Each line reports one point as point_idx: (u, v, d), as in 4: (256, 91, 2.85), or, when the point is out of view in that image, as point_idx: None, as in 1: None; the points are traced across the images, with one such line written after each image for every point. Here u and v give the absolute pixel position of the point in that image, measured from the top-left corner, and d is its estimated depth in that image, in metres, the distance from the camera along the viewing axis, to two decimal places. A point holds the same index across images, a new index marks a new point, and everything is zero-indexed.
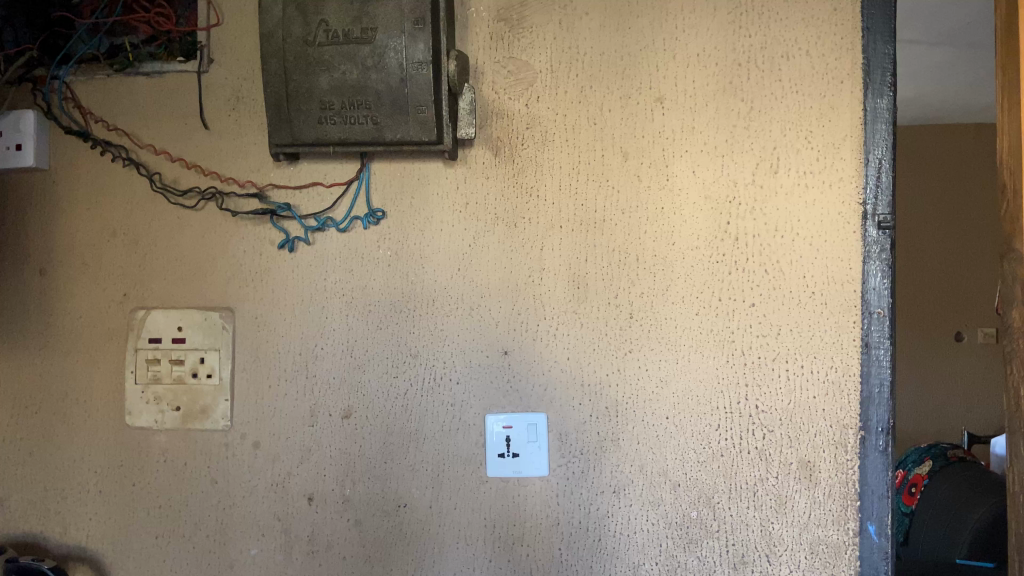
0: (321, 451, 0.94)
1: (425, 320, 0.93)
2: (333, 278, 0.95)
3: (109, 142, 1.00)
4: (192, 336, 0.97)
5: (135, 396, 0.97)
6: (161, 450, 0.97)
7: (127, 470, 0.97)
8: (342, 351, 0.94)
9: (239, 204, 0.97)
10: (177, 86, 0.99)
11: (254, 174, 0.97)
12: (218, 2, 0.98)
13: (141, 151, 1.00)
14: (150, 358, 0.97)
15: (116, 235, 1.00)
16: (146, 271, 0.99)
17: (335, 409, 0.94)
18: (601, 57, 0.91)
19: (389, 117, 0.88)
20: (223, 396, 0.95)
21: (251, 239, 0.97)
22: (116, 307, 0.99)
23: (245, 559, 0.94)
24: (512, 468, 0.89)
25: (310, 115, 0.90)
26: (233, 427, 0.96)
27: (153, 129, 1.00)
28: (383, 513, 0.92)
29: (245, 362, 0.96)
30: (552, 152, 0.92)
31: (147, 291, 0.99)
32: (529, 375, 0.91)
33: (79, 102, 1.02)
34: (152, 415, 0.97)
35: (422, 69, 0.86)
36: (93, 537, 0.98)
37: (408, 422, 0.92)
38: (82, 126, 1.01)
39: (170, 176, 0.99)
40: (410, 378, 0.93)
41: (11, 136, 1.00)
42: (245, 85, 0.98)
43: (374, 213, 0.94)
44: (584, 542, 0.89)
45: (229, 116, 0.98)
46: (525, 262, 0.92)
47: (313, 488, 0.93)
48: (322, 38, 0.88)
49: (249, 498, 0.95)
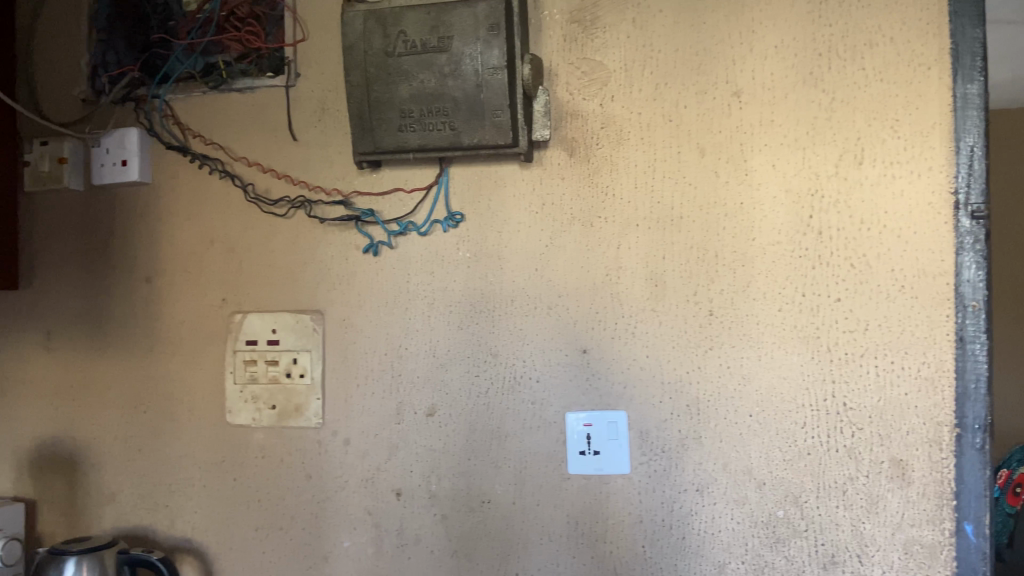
0: (408, 448, 0.97)
1: (505, 320, 0.95)
2: (416, 280, 0.98)
3: (206, 155, 1.06)
4: (285, 338, 1.02)
5: (235, 395, 1.03)
6: (258, 446, 1.02)
7: (228, 465, 1.03)
8: (426, 351, 0.97)
9: (325, 212, 1.02)
10: (266, 100, 1.05)
11: (339, 182, 1.01)
12: (304, 18, 1.03)
13: (235, 163, 1.05)
14: (247, 359, 1.03)
15: (214, 243, 1.06)
16: (241, 277, 1.05)
17: (420, 407, 0.97)
18: (676, 53, 0.91)
19: (466, 123, 0.90)
20: (315, 395, 1.00)
21: (338, 245, 1.01)
22: (215, 312, 1.05)
23: (339, 551, 0.98)
24: (594, 465, 0.90)
25: (391, 123, 0.93)
26: (325, 424, 1.00)
27: (246, 142, 1.05)
28: (468, 508, 0.94)
29: (334, 363, 1.00)
30: (628, 151, 0.92)
31: (244, 296, 1.04)
32: (609, 373, 0.91)
33: (178, 119, 1.08)
34: (250, 413, 1.02)
35: (497, 74, 0.88)
36: (198, 529, 1.04)
37: (491, 420, 0.94)
38: (181, 141, 1.08)
39: (262, 186, 1.04)
40: (492, 376, 0.95)
41: (117, 153, 1.07)
42: (330, 97, 1.02)
43: (453, 216, 0.97)
44: (667, 540, 0.89)
45: (315, 127, 1.02)
46: (602, 260, 0.92)
47: (400, 483, 0.97)
48: (402, 49, 0.90)
49: (341, 492, 0.99)
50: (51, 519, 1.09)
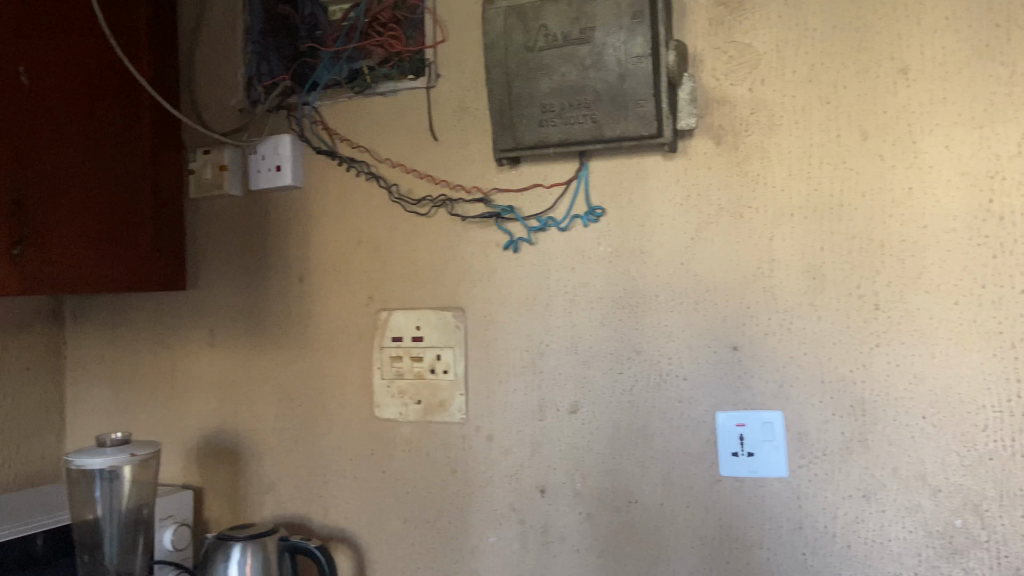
0: (551, 445, 0.96)
1: (649, 317, 0.92)
2: (557, 276, 0.97)
3: (352, 158, 1.10)
4: (429, 335, 1.04)
5: (382, 390, 1.06)
6: (405, 440, 1.05)
7: (377, 458, 1.06)
8: (569, 347, 0.96)
9: (466, 209, 1.03)
10: (408, 102, 1.07)
11: (479, 180, 1.02)
12: (444, 19, 1.04)
13: (379, 165, 1.08)
14: (394, 355, 1.05)
15: (360, 243, 1.09)
16: (387, 275, 1.07)
17: (563, 404, 0.96)
18: (833, 32, 0.85)
19: (609, 114, 0.89)
20: (458, 390, 1.01)
21: (479, 242, 1.02)
22: (362, 309, 1.09)
23: (485, 546, 0.99)
24: (748, 468, 0.87)
25: (532, 118, 0.93)
26: (468, 420, 1.01)
27: (389, 143, 1.08)
28: (615, 508, 0.93)
29: (477, 359, 1.01)
30: (781, 137, 0.87)
31: (389, 294, 1.07)
32: (762, 372, 0.87)
33: (326, 124, 1.12)
34: (397, 408, 1.05)
35: (641, 63, 0.86)
36: (350, 519, 1.07)
37: (635, 419, 0.92)
38: (330, 145, 1.12)
39: (405, 186, 1.07)
40: (636, 374, 0.93)
41: (272, 158, 1.12)
42: (470, 95, 1.03)
43: (594, 210, 0.95)
44: (830, 548, 0.83)
45: (456, 126, 1.04)
46: (754, 252, 0.88)
47: (544, 480, 0.96)
48: (543, 43, 0.90)
49: (486, 488, 0.99)
50: (218, 506, 1.16)
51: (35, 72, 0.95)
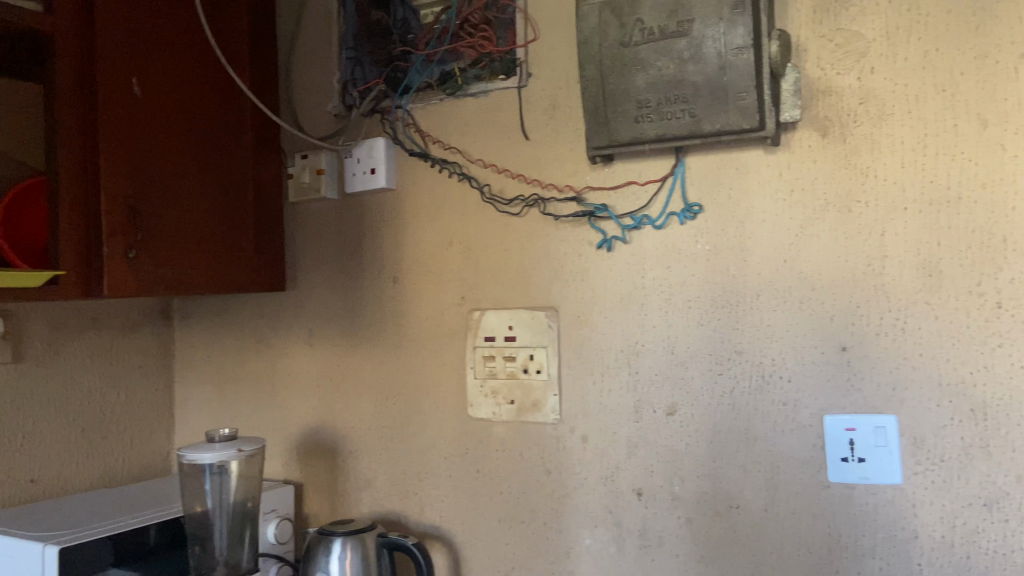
0: (648, 447, 0.94)
1: (751, 316, 0.89)
2: (652, 275, 0.95)
3: (445, 159, 1.11)
4: (521, 334, 1.03)
5: (475, 389, 1.06)
6: (499, 439, 1.05)
7: (471, 457, 1.07)
8: (665, 348, 0.94)
9: (558, 209, 1.02)
10: (500, 102, 1.07)
11: (572, 179, 1.01)
12: (535, 17, 1.04)
13: (471, 166, 1.09)
14: (487, 355, 1.05)
15: (453, 243, 1.10)
16: (479, 275, 1.08)
17: (659, 406, 0.94)
18: (949, 15, 0.81)
19: (708, 108, 0.86)
20: (552, 391, 1.01)
21: (572, 241, 1.01)
22: (455, 309, 1.09)
23: (580, 548, 0.98)
24: (858, 474, 0.83)
25: (627, 114, 0.91)
26: (562, 420, 1.00)
27: (481, 144, 1.08)
28: (716, 512, 0.90)
29: (570, 359, 1.00)
30: (891, 127, 0.83)
31: (482, 294, 1.07)
32: (873, 374, 0.83)
33: (418, 127, 1.13)
34: (490, 407, 1.05)
35: (742, 54, 0.83)
36: (445, 517, 1.08)
37: (737, 422, 0.89)
38: (422, 147, 1.13)
39: (497, 186, 1.07)
40: (737, 375, 0.90)
41: (366, 162, 1.14)
42: (562, 94, 1.02)
43: (691, 207, 0.92)
44: (949, 559, 0.79)
45: (547, 125, 1.03)
46: (863, 248, 0.84)
47: (641, 483, 0.95)
48: (638, 37, 0.89)
49: (581, 489, 0.99)
50: (317, 501, 1.19)
51: (146, 84, 1.00)
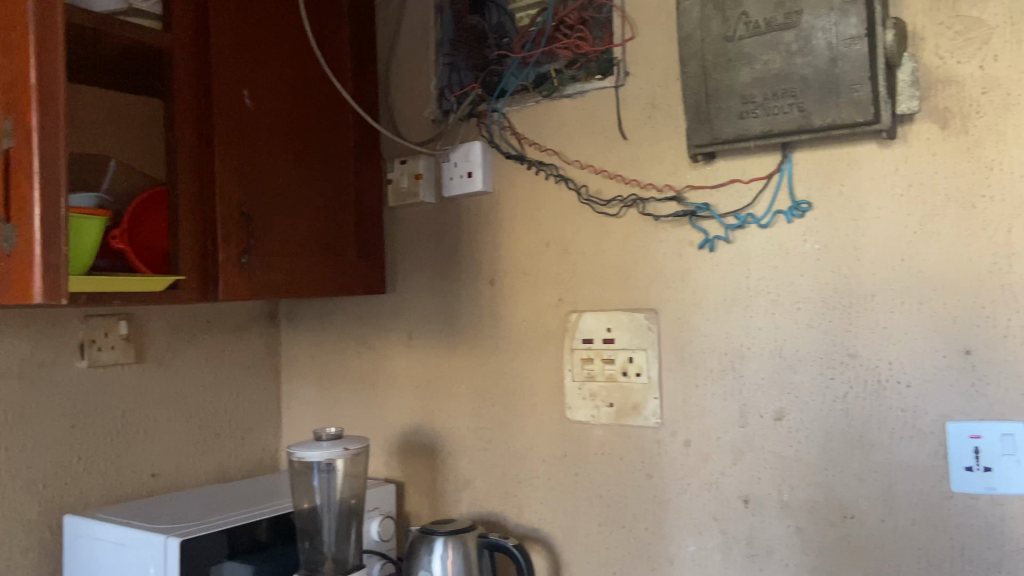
0: (754, 453, 0.92)
1: (864, 318, 0.85)
2: (757, 276, 0.92)
3: (541, 161, 1.10)
4: (620, 336, 1.02)
5: (574, 392, 1.06)
6: (599, 442, 1.04)
7: (570, 460, 1.06)
8: (772, 351, 0.91)
9: (658, 209, 1.00)
10: (597, 102, 1.06)
11: (671, 178, 0.99)
12: (632, 15, 1.02)
13: (568, 167, 1.08)
14: (585, 357, 1.05)
15: (550, 246, 1.10)
16: (577, 277, 1.07)
17: (766, 410, 0.91)
18: None
19: (817, 101, 0.83)
20: (652, 394, 0.99)
21: (672, 242, 0.99)
22: (552, 311, 1.09)
23: (684, 555, 0.96)
24: (984, 484, 0.78)
25: (731, 111, 0.89)
26: (664, 424, 0.98)
27: (578, 145, 1.07)
28: (828, 522, 0.87)
29: (671, 362, 0.98)
30: (1019, 117, 0.78)
31: (580, 296, 1.07)
32: (1001, 378, 0.78)
33: (515, 129, 1.14)
34: (589, 410, 1.04)
35: (854, 44, 0.81)
36: (544, 519, 1.08)
37: (850, 428, 0.86)
38: (518, 150, 1.13)
39: (595, 187, 1.06)
40: (850, 380, 0.86)
41: (463, 165, 1.15)
42: (660, 91, 1.00)
43: (799, 205, 0.89)
44: None
45: (646, 124, 1.01)
46: (989, 245, 0.79)
47: (748, 490, 0.92)
48: (743, 31, 0.87)
49: (684, 495, 0.97)
50: (417, 500, 1.21)
51: (256, 96, 1.04)
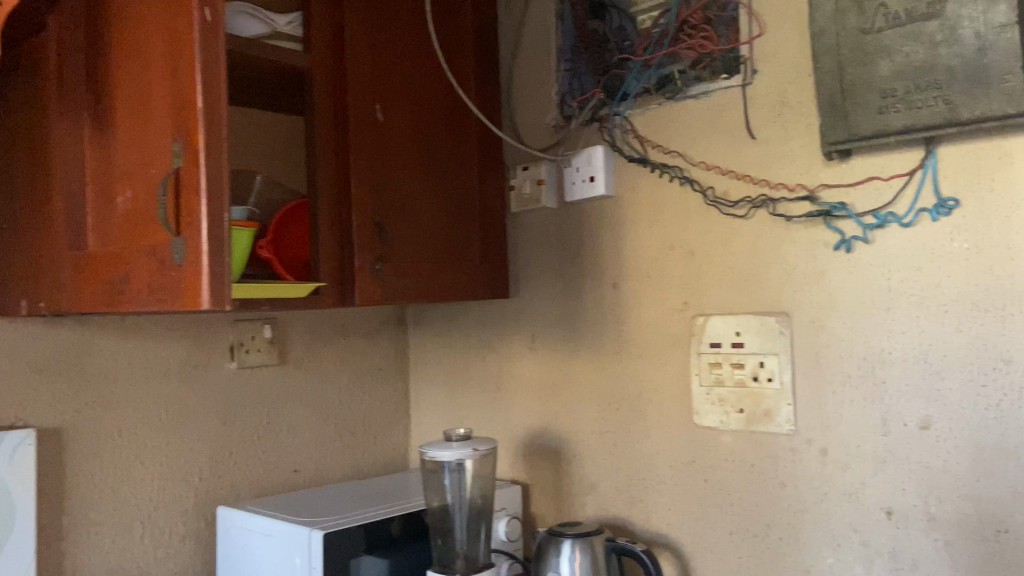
0: (897, 463, 0.87)
1: (1020, 321, 0.80)
2: (899, 277, 0.88)
3: (666, 164, 1.09)
4: (750, 341, 0.99)
5: (702, 397, 1.04)
6: (728, 449, 1.02)
7: (699, 466, 1.05)
8: (916, 356, 0.86)
9: (789, 209, 0.97)
10: (723, 102, 1.04)
11: (803, 177, 0.95)
12: (760, 11, 0.99)
13: (693, 168, 1.07)
14: (713, 362, 1.03)
15: (675, 248, 1.08)
16: (704, 280, 1.05)
17: (910, 418, 0.87)
18: None
19: (964, 93, 0.80)
20: (785, 400, 0.96)
21: (805, 243, 0.95)
22: (678, 315, 1.08)
23: (822, 567, 0.93)
24: None
25: (870, 106, 0.86)
26: (798, 432, 0.95)
27: (704, 146, 1.06)
28: (980, 537, 0.82)
29: (805, 367, 0.95)
30: None
31: (707, 299, 1.05)
32: None
33: (637, 132, 1.13)
34: (718, 416, 1.02)
35: (1005, 32, 0.77)
36: (673, 525, 1.07)
37: (1004, 438, 0.80)
38: (642, 153, 1.13)
39: (721, 188, 1.04)
40: (1004, 387, 0.81)
41: (585, 170, 1.16)
42: (790, 88, 0.97)
43: (945, 202, 0.84)
44: None
45: (775, 122, 0.98)
46: None
47: (891, 501, 0.88)
48: (882, 23, 0.85)
49: (820, 505, 0.93)
50: (543, 502, 1.22)
51: (388, 110, 1.09)
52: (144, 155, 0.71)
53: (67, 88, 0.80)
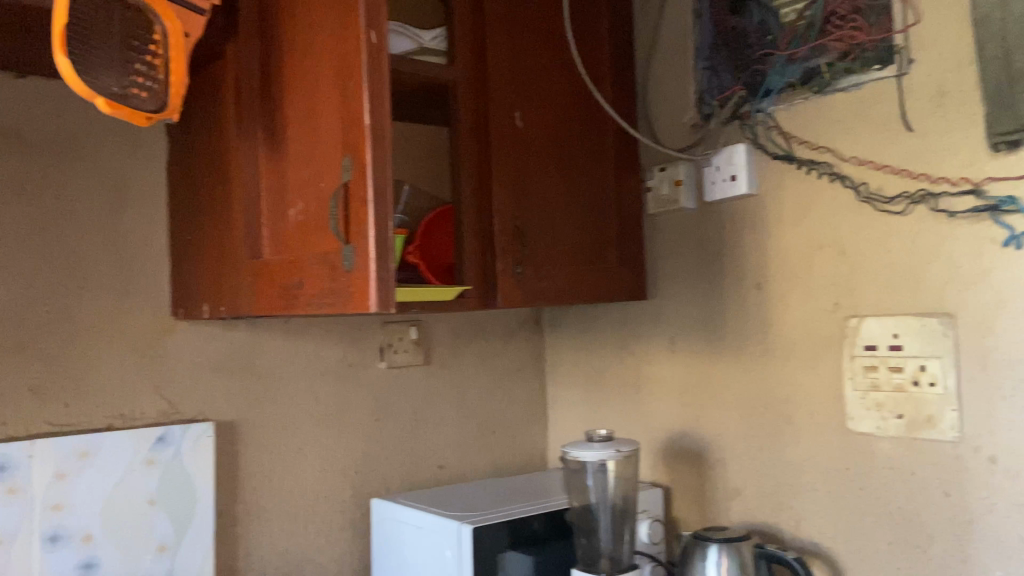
0: None
1: None
2: None
3: (814, 160, 1.06)
4: (909, 344, 0.95)
5: (856, 402, 1.00)
6: (886, 456, 0.97)
7: (853, 473, 1.01)
8: None
9: (952, 204, 0.92)
10: (875, 95, 0.99)
11: (967, 170, 0.90)
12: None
13: (844, 164, 1.02)
14: (867, 365, 0.99)
15: (824, 247, 1.05)
16: (857, 280, 1.01)
17: None
18: None
19: None
20: (949, 406, 0.91)
21: (970, 240, 0.90)
22: (829, 316, 1.04)
23: None
24: None
25: None
26: (964, 439, 0.90)
27: (854, 141, 1.01)
28: None
29: (971, 371, 0.89)
30: None
31: (861, 300, 1.01)
32: None
33: (782, 128, 1.10)
34: (874, 422, 0.98)
35: None
36: (825, 533, 1.04)
37: None
38: (787, 149, 1.09)
39: (875, 184, 0.99)
40: None
41: (727, 169, 1.14)
42: (950, 77, 0.92)
43: None
44: None
45: (934, 114, 0.93)
46: None
47: None
48: None
49: (990, 516, 0.88)
50: (686, 506, 1.21)
51: (527, 116, 1.11)
52: (315, 168, 0.77)
53: (244, 111, 0.87)
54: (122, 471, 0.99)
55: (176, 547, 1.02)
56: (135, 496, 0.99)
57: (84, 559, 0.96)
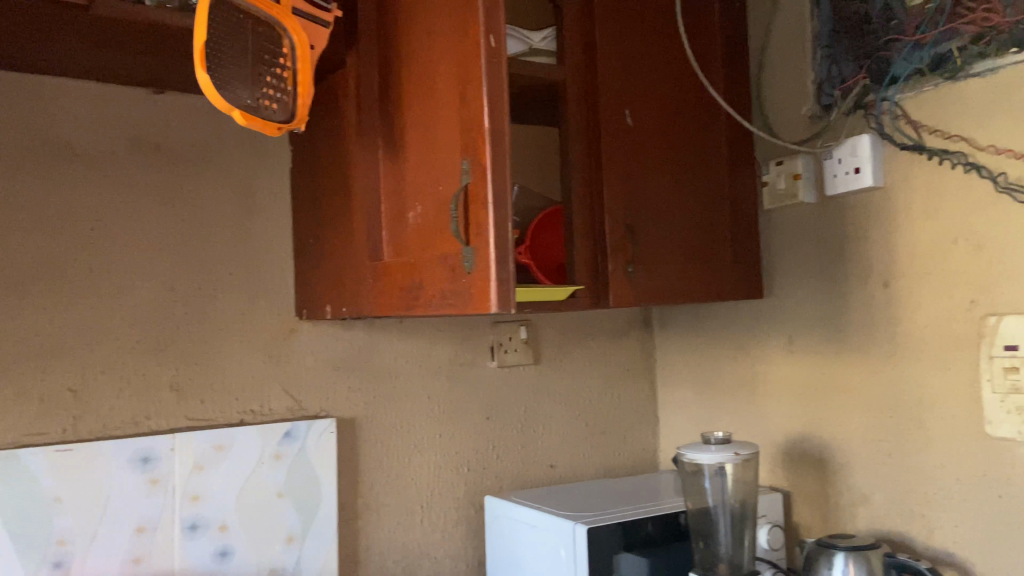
0: None
1: None
2: None
3: (946, 150, 1.00)
4: None
5: (995, 405, 0.94)
6: None
7: (992, 481, 0.94)
8: None
9: None
10: (1014, 78, 0.93)
11: None
12: None
13: (980, 153, 0.96)
14: (1007, 367, 0.92)
15: (958, 241, 0.99)
16: (995, 276, 0.95)
17: None
18: None
19: None
20: None
21: None
22: (965, 315, 0.98)
23: None
24: None
25: None
26: None
27: (991, 128, 0.95)
28: None
29: None
30: None
31: (1000, 297, 0.94)
32: None
33: (910, 117, 1.04)
34: (1015, 426, 0.91)
35: None
36: (961, 544, 0.98)
37: None
38: (915, 139, 1.03)
39: (1015, 174, 0.92)
40: None
41: (850, 161, 1.09)
42: None
43: None
44: None
45: None
46: None
47: None
48: None
49: None
50: (808, 511, 1.17)
51: (638, 113, 1.10)
52: (434, 172, 0.78)
53: (365, 118, 0.90)
54: (253, 464, 1.04)
55: (303, 538, 1.07)
56: (266, 488, 1.05)
57: (220, 547, 1.01)
